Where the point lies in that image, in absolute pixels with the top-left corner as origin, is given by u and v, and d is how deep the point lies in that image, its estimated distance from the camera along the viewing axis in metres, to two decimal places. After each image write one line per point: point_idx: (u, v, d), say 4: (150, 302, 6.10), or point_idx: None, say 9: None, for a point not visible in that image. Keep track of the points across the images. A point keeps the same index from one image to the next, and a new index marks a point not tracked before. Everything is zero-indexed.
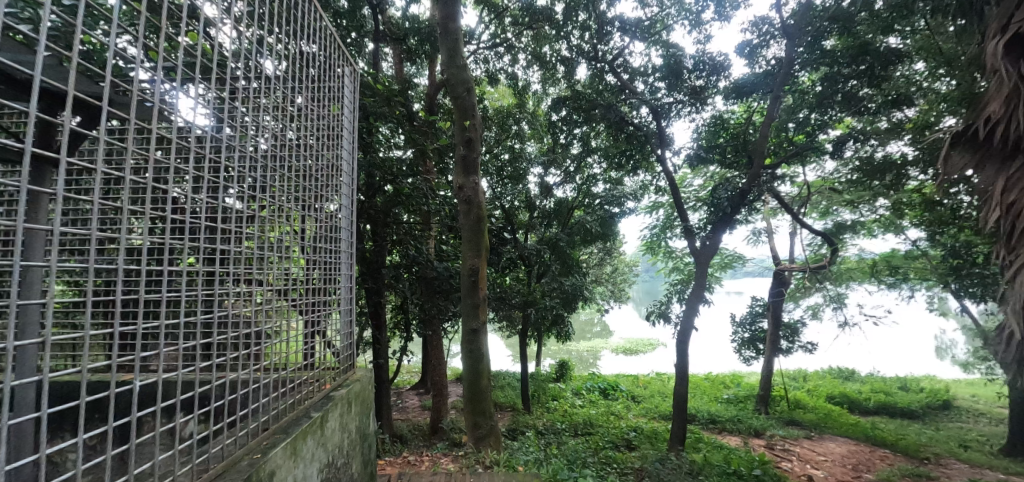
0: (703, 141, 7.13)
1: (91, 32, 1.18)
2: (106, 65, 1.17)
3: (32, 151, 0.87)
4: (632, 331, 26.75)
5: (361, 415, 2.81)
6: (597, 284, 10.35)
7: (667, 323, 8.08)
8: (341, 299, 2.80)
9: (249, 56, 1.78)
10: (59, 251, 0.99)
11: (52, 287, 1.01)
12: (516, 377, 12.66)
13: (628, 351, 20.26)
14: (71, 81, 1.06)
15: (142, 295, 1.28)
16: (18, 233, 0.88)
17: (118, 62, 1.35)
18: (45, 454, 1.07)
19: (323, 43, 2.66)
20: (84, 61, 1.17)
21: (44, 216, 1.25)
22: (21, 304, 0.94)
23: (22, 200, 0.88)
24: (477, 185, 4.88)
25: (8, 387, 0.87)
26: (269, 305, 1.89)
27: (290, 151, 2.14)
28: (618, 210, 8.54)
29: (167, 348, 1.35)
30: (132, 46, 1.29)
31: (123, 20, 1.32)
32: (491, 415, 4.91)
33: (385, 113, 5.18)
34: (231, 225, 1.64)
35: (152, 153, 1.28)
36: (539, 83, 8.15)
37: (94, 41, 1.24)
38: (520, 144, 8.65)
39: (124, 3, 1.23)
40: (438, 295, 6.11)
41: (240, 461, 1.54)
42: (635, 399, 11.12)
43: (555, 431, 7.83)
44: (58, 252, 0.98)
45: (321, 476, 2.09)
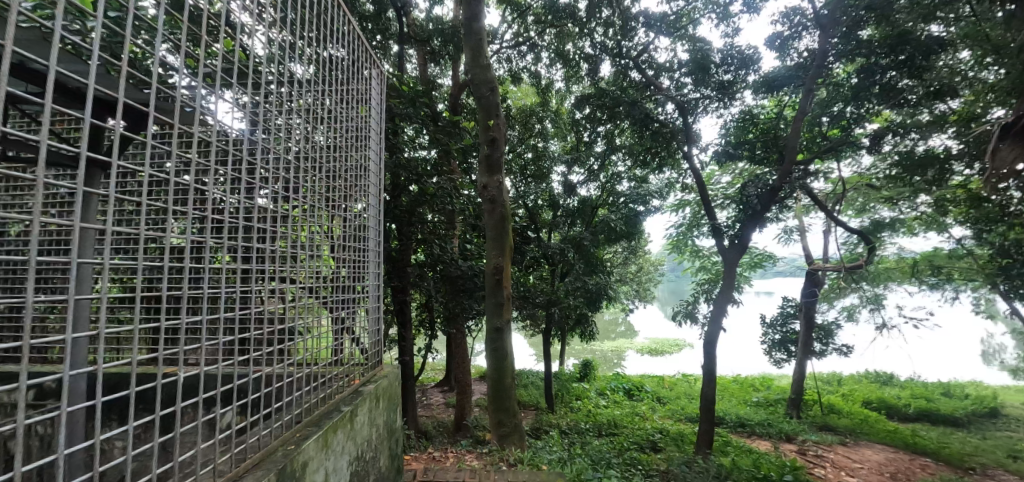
0: (732, 138, 6.94)
1: (136, 42, 1.25)
2: (150, 73, 1.24)
3: (87, 156, 0.93)
4: (657, 331, 26.35)
5: (389, 410, 2.88)
6: (622, 284, 10.20)
7: (693, 323, 7.94)
8: (369, 295, 2.87)
9: (282, 61, 1.86)
10: (112, 251, 1.05)
11: (105, 285, 1.07)
12: (539, 376, 12.65)
13: (653, 351, 19.98)
14: (120, 87, 1.12)
15: (185, 291, 1.35)
16: (75, 233, 0.95)
17: (160, 71, 1.42)
18: (98, 442, 1.14)
19: (350, 46, 2.73)
20: (131, 71, 1.23)
21: (98, 218, 1.33)
22: (78, 298, 1.00)
23: (78, 201, 0.94)
24: (501, 184, 4.89)
25: (67, 375, 0.93)
26: (300, 302, 1.95)
27: (320, 153, 2.21)
28: (643, 209, 8.43)
29: (206, 342, 1.41)
30: (172, 55, 1.37)
31: (165, 29, 1.39)
32: (514, 413, 4.92)
33: (410, 114, 5.30)
34: (265, 224, 1.71)
35: (194, 156, 1.34)
36: (562, 81, 8.16)
37: (139, 49, 1.31)
38: (543, 143, 8.64)
39: (165, 13, 1.28)
40: (462, 293, 6.16)
41: (275, 452, 1.60)
42: (660, 401, 10.94)
43: (578, 431, 7.81)
44: (111, 253, 1.04)
45: (351, 468, 2.14)
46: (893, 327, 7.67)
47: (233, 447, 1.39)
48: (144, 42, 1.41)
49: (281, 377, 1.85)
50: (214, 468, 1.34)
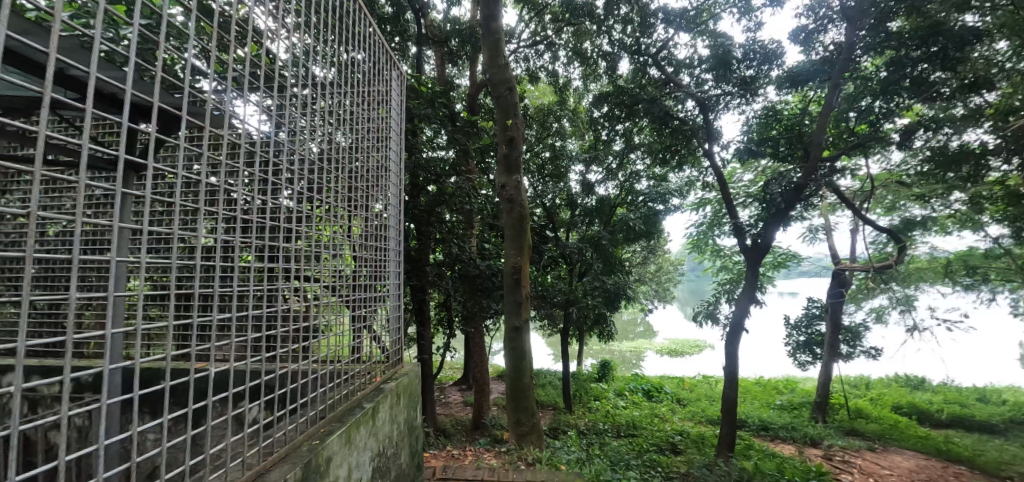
0: (754, 134, 6.78)
1: (168, 49, 1.30)
2: (181, 77, 1.28)
3: (125, 159, 0.98)
4: (676, 331, 25.99)
5: (409, 408, 2.91)
6: (641, 284, 10.08)
7: (715, 324, 7.80)
8: (389, 294, 2.91)
9: (304, 64, 1.89)
10: (147, 249, 1.10)
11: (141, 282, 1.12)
12: (558, 376, 12.63)
13: (673, 352, 19.71)
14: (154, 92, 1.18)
15: (213, 290, 1.39)
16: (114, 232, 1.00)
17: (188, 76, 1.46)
18: (135, 435, 1.18)
19: (370, 48, 2.76)
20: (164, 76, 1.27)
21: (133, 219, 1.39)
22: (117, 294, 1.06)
23: (116, 202, 1.00)
24: (519, 184, 4.89)
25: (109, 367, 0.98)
26: (322, 300, 1.99)
27: (341, 154, 2.24)
28: (663, 207, 8.32)
29: (234, 339, 1.45)
30: (201, 60, 1.41)
31: (194, 35, 1.43)
32: (533, 413, 4.92)
33: (429, 115, 5.36)
34: (289, 224, 1.74)
35: (222, 158, 1.39)
36: (580, 80, 8.11)
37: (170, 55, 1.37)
38: (561, 142, 8.60)
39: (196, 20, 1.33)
40: (480, 293, 6.20)
41: (300, 447, 1.64)
42: (680, 402, 10.79)
43: (597, 431, 7.77)
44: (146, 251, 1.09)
45: (373, 464, 2.18)
46: (926, 329, 7.39)
47: (261, 441, 1.42)
48: (174, 49, 1.47)
49: (305, 373, 1.89)
50: (243, 461, 1.38)
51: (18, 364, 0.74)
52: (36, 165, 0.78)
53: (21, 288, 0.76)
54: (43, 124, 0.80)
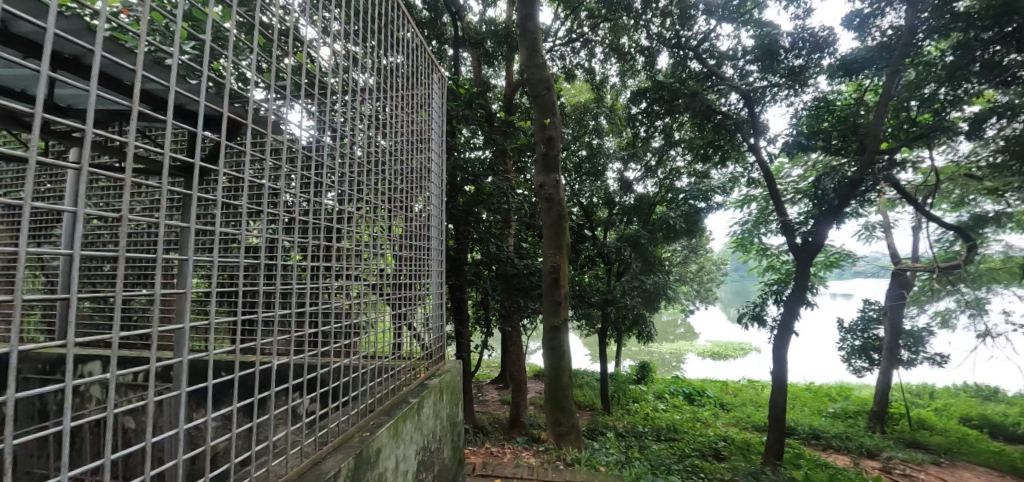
0: (804, 127, 6.43)
1: (226, 63, 1.40)
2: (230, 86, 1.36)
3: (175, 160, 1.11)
4: (719, 333, 25.07)
5: (452, 404, 2.97)
6: (682, 284, 9.78)
7: (762, 327, 7.45)
8: (430, 292, 2.97)
9: (346, 71, 1.96)
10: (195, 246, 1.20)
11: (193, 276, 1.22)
12: (595, 377, 12.48)
13: (716, 355, 19.03)
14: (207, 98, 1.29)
15: (267, 288, 1.48)
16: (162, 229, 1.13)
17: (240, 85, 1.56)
18: (197, 422, 1.27)
19: (410, 52, 2.82)
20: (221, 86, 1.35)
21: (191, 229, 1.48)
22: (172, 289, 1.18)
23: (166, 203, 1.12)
24: (557, 183, 4.89)
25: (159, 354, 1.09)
26: (366, 298, 2.06)
27: (383, 157, 2.31)
28: (705, 205, 8.03)
29: (286, 334, 1.53)
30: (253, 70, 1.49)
31: (246, 46, 1.51)
32: (571, 412, 4.90)
33: (467, 116, 5.46)
34: (336, 225, 1.82)
35: (270, 162, 1.46)
36: (617, 76, 7.99)
37: (227, 67, 1.47)
38: (598, 140, 8.51)
39: (247, 34, 1.40)
40: (518, 292, 6.25)
41: (351, 438, 1.72)
42: (724, 407, 10.41)
43: (636, 434, 7.63)
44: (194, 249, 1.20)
45: (418, 457, 2.25)
46: (1000, 335, 6.83)
47: (314, 431, 1.50)
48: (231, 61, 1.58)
49: (352, 368, 1.96)
50: (298, 450, 1.45)
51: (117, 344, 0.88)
52: (129, 170, 0.93)
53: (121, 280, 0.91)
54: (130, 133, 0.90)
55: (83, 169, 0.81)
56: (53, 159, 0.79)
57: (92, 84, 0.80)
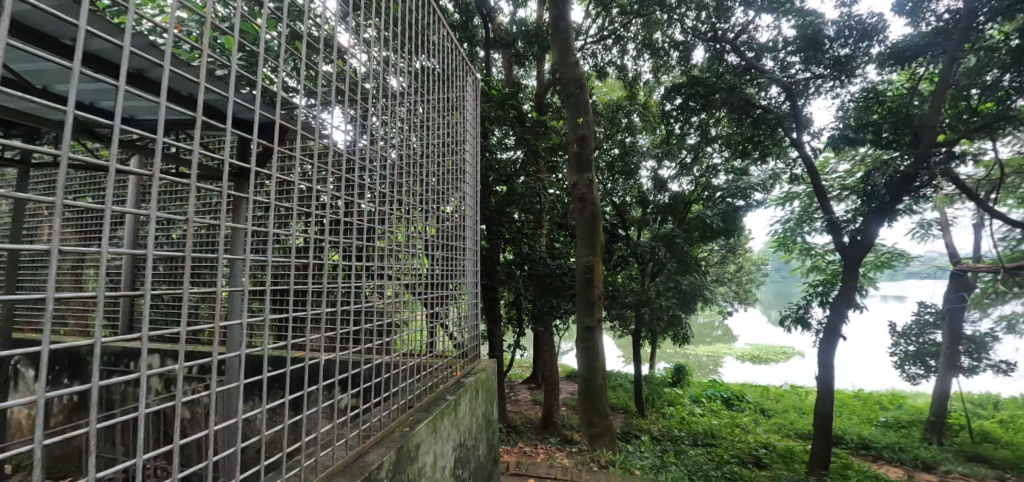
0: (851, 120, 6.11)
1: (264, 71, 1.46)
2: (273, 94, 1.43)
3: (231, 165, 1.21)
4: (760, 336, 24.15)
5: (487, 402, 3.01)
6: (719, 285, 9.47)
7: (806, 330, 7.12)
8: (464, 291, 3.01)
9: (380, 76, 2.00)
10: (244, 247, 1.27)
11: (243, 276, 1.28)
12: (629, 379, 12.29)
13: (756, 359, 18.34)
14: (258, 106, 1.38)
15: (310, 288, 1.54)
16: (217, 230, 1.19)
17: (284, 93, 1.63)
18: (249, 414, 1.34)
19: (443, 55, 2.87)
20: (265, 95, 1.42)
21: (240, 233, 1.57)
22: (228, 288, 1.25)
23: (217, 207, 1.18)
24: (590, 182, 4.85)
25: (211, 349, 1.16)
26: (403, 298, 2.11)
27: (417, 159, 2.36)
28: (743, 203, 7.74)
29: (326, 332, 1.58)
30: (294, 78, 1.55)
31: (287, 56, 1.58)
32: (606, 414, 4.86)
33: (500, 117, 5.52)
34: (374, 226, 1.87)
35: (311, 166, 1.52)
36: (650, 72, 7.85)
37: (272, 77, 1.55)
38: (631, 138, 8.37)
39: (289, 44, 1.47)
40: (550, 292, 6.22)
41: (393, 432, 1.78)
42: (764, 413, 10.01)
43: (672, 438, 7.47)
44: (244, 251, 1.27)
45: (456, 454, 2.29)
46: None
47: (355, 426, 1.55)
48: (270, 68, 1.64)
49: (390, 366, 2.02)
50: (341, 443, 1.51)
51: (177, 335, 0.96)
52: (193, 176, 1.02)
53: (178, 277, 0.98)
54: (194, 143, 1.01)
55: (155, 176, 0.89)
56: (129, 167, 0.87)
57: (160, 98, 0.88)
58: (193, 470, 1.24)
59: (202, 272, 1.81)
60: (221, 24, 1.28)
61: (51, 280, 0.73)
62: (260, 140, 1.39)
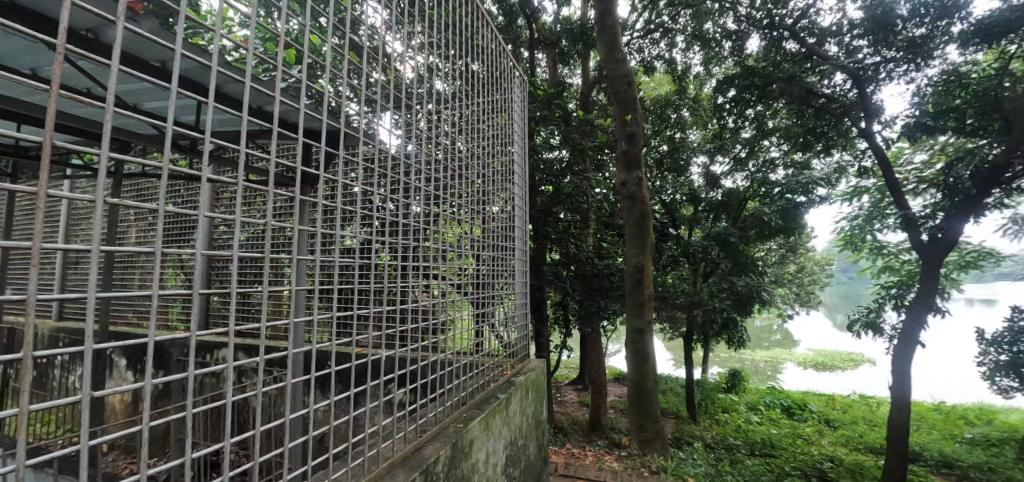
0: (930, 106, 5.59)
1: (321, 82, 1.53)
2: (327, 103, 1.51)
3: (298, 170, 1.32)
4: (824, 342, 22.59)
5: (537, 401, 3.03)
6: (777, 286, 8.94)
7: (877, 336, 6.59)
8: (512, 292, 3.02)
9: (427, 81, 2.05)
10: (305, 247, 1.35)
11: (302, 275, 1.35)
12: (680, 383, 11.87)
13: (821, 366, 17.17)
14: (321, 117, 1.46)
15: (366, 287, 1.60)
16: (275, 231, 1.25)
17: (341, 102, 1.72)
18: (312, 407, 1.41)
19: (489, 57, 2.90)
20: (319, 103, 1.50)
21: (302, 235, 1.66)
22: (294, 288, 1.33)
23: (270, 208, 1.23)
24: (640, 180, 4.74)
25: (276, 345, 1.23)
26: (452, 297, 2.14)
27: (464, 161, 2.39)
28: (805, 199, 7.30)
29: (380, 331, 1.64)
30: (349, 87, 1.62)
31: (343, 66, 1.66)
32: (657, 418, 4.72)
33: (546, 117, 5.54)
34: (425, 226, 1.91)
35: (364, 172, 1.58)
36: (701, 65, 7.57)
37: (328, 87, 1.63)
38: (681, 134, 8.03)
39: (342, 53, 1.53)
40: (598, 293, 6.11)
41: (448, 427, 1.83)
42: (829, 424, 9.33)
43: (727, 446, 7.15)
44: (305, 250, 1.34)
45: (507, 451, 2.32)
46: None
47: (411, 421, 1.61)
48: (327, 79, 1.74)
49: (441, 364, 2.06)
50: (397, 438, 1.57)
51: (245, 330, 1.03)
52: (271, 183, 1.14)
53: (238, 279, 1.05)
54: (271, 152, 1.13)
55: (240, 183, 1.00)
56: (217, 175, 0.96)
57: (244, 113, 0.95)
58: (264, 459, 1.32)
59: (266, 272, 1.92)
60: (284, 38, 1.37)
61: (157, 281, 0.87)
62: (325, 149, 1.50)
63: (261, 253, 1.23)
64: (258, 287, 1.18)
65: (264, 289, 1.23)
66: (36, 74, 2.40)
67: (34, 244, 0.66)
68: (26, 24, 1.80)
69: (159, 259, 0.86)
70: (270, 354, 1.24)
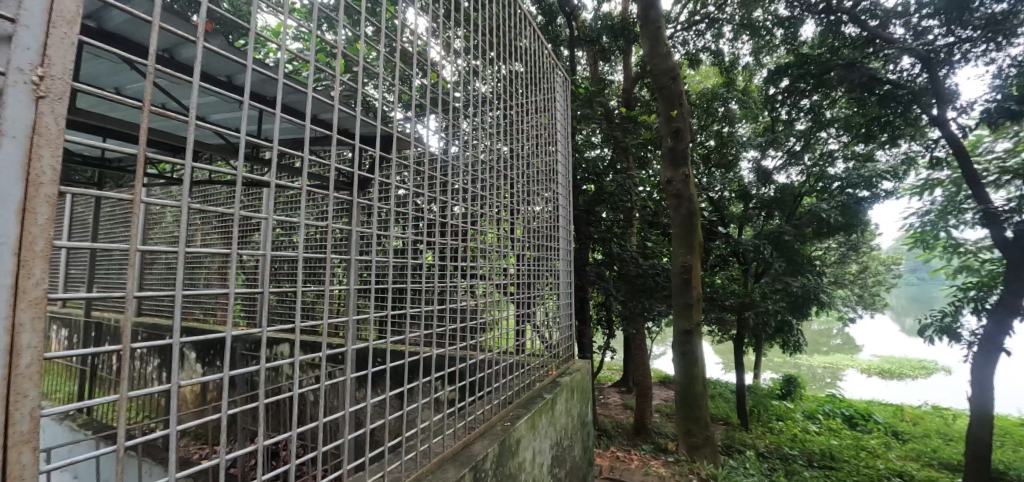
0: (1014, 89, 5.07)
1: (368, 90, 1.58)
2: (377, 110, 1.56)
3: (354, 175, 1.38)
4: (890, 348, 20.97)
5: (582, 402, 3.01)
6: (837, 288, 8.38)
7: (954, 342, 6.07)
8: (556, 291, 3.01)
9: (469, 84, 2.08)
10: (358, 248, 1.39)
11: (354, 277, 1.39)
12: (730, 388, 11.39)
13: (887, 373, 15.95)
14: (373, 123, 1.52)
15: (414, 287, 1.63)
16: (332, 233, 1.31)
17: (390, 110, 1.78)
18: (365, 402, 1.46)
19: (530, 57, 2.90)
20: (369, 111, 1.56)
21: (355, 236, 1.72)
22: (349, 290, 1.38)
23: (330, 211, 1.28)
24: (687, 177, 4.59)
25: (331, 342, 1.28)
26: (495, 298, 2.15)
27: (506, 162, 2.39)
28: (869, 194, 6.85)
29: (427, 331, 1.67)
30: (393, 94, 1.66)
31: (391, 75, 1.72)
32: (706, 424, 4.54)
33: (589, 115, 5.51)
34: (468, 226, 1.93)
35: (411, 174, 1.61)
36: (751, 55, 7.22)
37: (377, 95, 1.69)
38: (729, 128, 7.49)
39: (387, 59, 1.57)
40: (642, 294, 5.97)
41: (495, 425, 1.85)
42: (898, 437, 8.64)
43: (781, 456, 6.79)
44: (357, 251, 1.38)
45: (553, 451, 2.33)
46: None
47: (459, 420, 1.64)
48: (375, 85, 1.79)
49: (486, 363, 2.08)
50: (446, 436, 1.59)
51: (306, 325, 1.09)
52: (331, 188, 1.20)
53: (301, 278, 1.11)
54: (331, 158, 1.19)
55: (303, 188, 1.06)
56: (284, 181, 1.03)
57: (305, 120, 1.00)
58: (320, 452, 1.37)
59: (320, 272, 2.01)
60: (335, 47, 1.42)
61: (234, 280, 0.95)
62: (378, 153, 1.55)
63: (322, 254, 1.29)
64: (320, 286, 1.25)
65: (326, 288, 1.30)
66: (121, 92, 2.66)
67: (131, 248, 0.74)
68: (112, 47, 1.98)
69: (237, 260, 0.94)
70: (329, 351, 1.30)
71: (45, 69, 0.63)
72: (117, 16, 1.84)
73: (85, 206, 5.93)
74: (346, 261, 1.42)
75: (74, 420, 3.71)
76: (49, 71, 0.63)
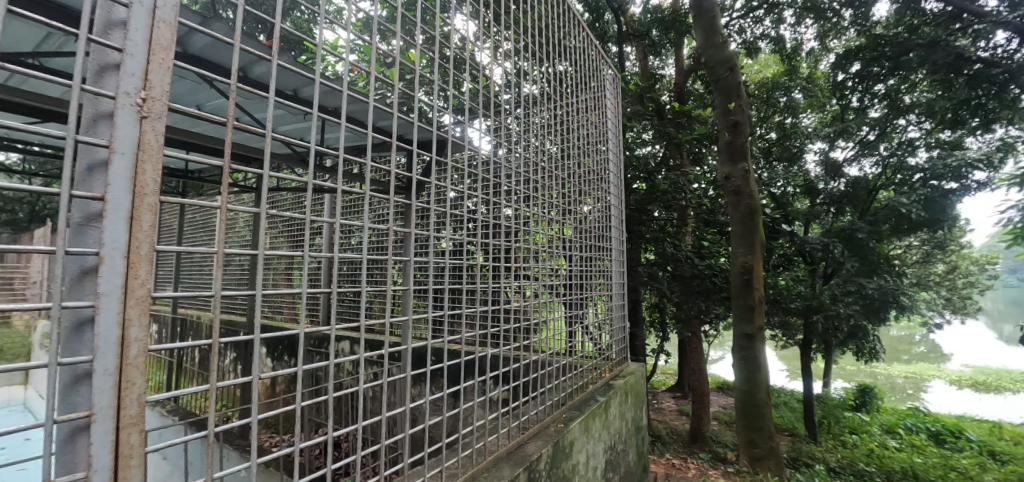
0: None
1: (421, 96, 1.63)
2: (428, 115, 1.60)
3: (410, 178, 1.42)
4: (985, 358, 18.83)
5: (636, 407, 2.94)
6: (920, 290, 7.63)
7: None
8: (608, 293, 2.96)
9: (518, 85, 2.08)
10: (415, 249, 1.43)
11: (411, 277, 1.44)
12: (796, 396, 10.67)
13: (982, 387, 14.32)
14: (425, 128, 1.56)
15: (468, 287, 1.66)
16: (392, 236, 1.36)
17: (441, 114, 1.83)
18: (423, 399, 1.50)
19: (579, 55, 2.88)
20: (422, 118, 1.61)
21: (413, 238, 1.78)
22: (407, 291, 1.42)
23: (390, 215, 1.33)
24: (746, 172, 4.35)
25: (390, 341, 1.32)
26: (547, 299, 2.14)
27: (555, 162, 2.38)
28: (958, 186, 6.21)
29: (480, 331, 1.69)
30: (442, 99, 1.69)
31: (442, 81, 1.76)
32: (770, 434, 4.27)
33: (638, 111, 5.44)
34: (519, 226, 1.93)
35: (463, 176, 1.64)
36: (816, 39, 6.77)
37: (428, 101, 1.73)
38: (792, 119, 7.08)
39: (438, 65, 1.62)
40: (698, 295, 5.73)
41: (548, 426, 1.85)
42: (995, 456, 7.74)
43: (855, 472, 6.27)
44: (414, 252, 1.43)
45: (607, 455, 2.28)
46: None
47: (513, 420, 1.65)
48: (428, 91, 1.85)
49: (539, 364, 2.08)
50: (499, 435, 1.62)
51: (367, 323, 1.13)
52: (391, 192, 1.25)
53: (362, 278, 1.15)
54: (390, 163, 1.24)
55: (365, 193, 1.10)
56: (348, 185, 1.08)
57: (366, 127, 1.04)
58: (380, 445, 1.42)
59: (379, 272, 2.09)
60: (391, 56, 1.48)
61: (305, 280, 1.01)
62: (434, 157, 1.59)
63: (383, 256, 1.34)
64: (381, 287, 1.30)
65: (387, 288, 1.35)
66: (201, 108, 2.91)
67: (217, 250, 0.81)
68: (195, 67, 2.18)
69: (308, 262, 1.01)
70: (389, 349, 1.34)
71: (147, 91, 0.70)
72: (200, 39, 2.02)
73: (172, 213, 6.53)
74: (405, 262, 1.46)
75: (163, 406, 4.09)
76: (150, 93, 0.71)
